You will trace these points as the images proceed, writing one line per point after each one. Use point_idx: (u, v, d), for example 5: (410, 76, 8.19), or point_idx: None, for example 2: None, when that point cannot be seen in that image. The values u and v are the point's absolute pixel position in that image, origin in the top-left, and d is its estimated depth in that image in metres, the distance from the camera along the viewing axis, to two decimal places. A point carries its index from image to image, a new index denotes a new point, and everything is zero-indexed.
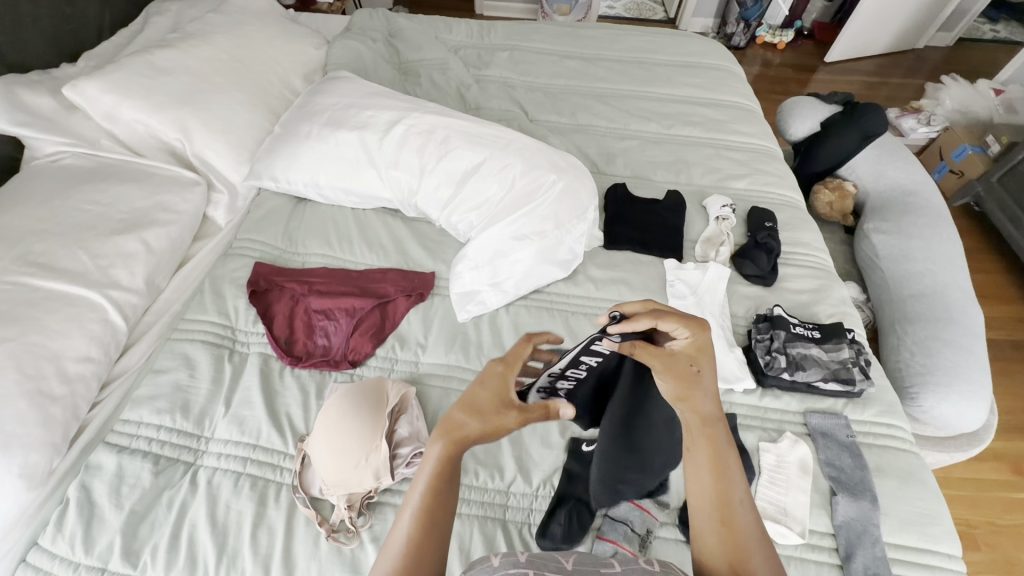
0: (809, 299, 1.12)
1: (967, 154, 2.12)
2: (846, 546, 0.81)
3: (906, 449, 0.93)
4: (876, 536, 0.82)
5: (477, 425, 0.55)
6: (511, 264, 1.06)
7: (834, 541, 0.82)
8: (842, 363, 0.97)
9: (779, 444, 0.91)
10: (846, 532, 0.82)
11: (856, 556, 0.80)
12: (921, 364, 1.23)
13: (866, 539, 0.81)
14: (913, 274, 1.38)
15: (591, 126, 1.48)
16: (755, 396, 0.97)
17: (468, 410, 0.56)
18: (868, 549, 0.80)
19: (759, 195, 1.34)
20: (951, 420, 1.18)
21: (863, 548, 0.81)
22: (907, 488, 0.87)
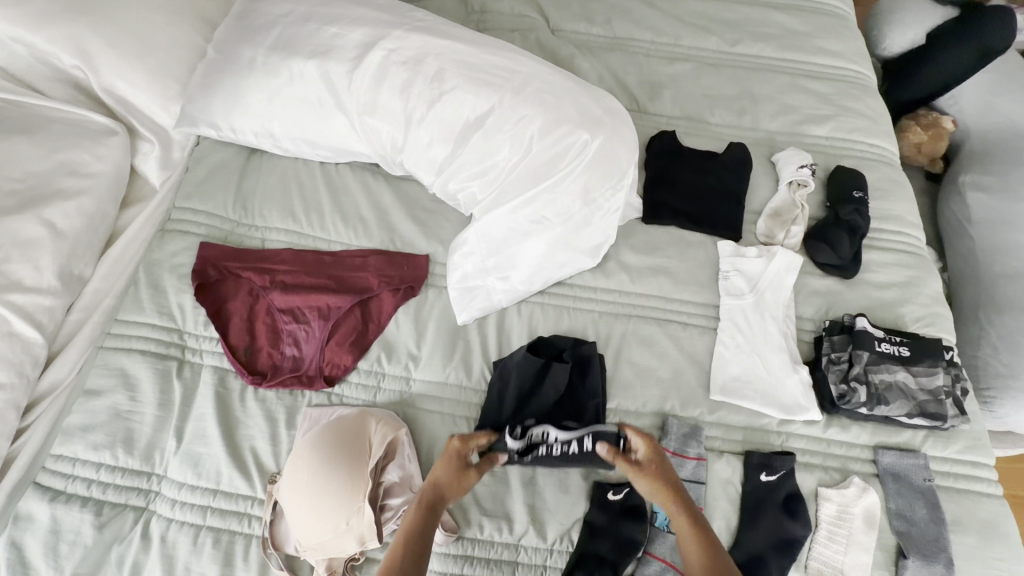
0: (893, 297, 0.90)
1: None
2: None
3: (992, 494, 0.78)
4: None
5: (430, 487, 0.66)
6: (525, 253, 0.83)
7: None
8: (936, 395, 0.78)
9: (844, 491, 0.76)
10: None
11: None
12: (1004, 363, 1.05)
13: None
14: (1014, 249, 1.13)
15: (631, 40, 1.13)
16: (818, 427, 0.80)
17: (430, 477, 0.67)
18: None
19: (843, 146, 1.04)
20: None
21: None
22: (986, 546, 0.75)
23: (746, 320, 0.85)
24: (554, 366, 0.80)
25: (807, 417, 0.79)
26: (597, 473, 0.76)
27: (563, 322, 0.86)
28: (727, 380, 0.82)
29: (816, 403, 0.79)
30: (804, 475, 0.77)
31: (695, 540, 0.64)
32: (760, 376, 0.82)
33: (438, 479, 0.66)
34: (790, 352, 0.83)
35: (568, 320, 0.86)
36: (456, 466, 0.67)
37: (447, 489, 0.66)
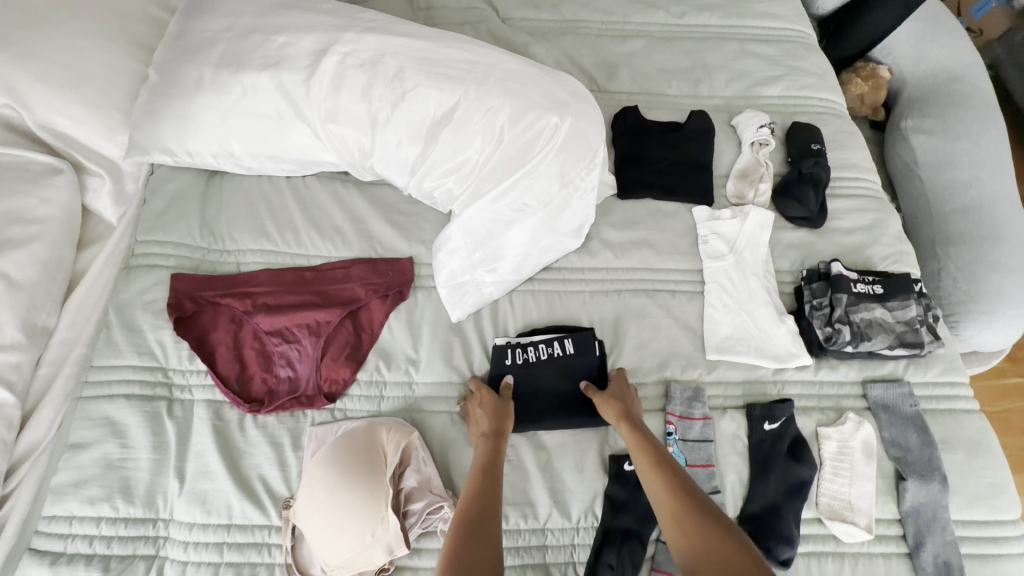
0: (860, 241, 0.95)
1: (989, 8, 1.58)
2: (915, 528, 0.75)
3: (971, 410, 0.84)
4: (946, 512, 0.76)
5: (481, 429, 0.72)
6: (510, 242, 0.83)
7: (901, 524, 0.76)
8: (912, 325, 0.83)
9: (842, 428, 0.80)
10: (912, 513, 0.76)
11: (926, 538, 0.74)
12: (964, 290, 1.12)
13: (938, 518, 0.75)
14: (958, 183, 1.20)
15: (582, 23, 1.14)
16: (810, 371, 0.84)
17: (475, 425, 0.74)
18: (940, 528, 0.75)
19: (795, 104, 1.09)
20: (988, 344, 1.13)
21: (934, 530, 0.75)
22: (973, 459, 0.80)
23: (729, 279, 0.88)
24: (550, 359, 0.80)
25: (797, 363, 0.83)
26: (611, 447, 0.77)
27: (557, 307, 0.86)
28: (720, 340, 0.85)
29: (804, 348, 0.83)
30: (804, 418, 0.81)
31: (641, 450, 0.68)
32: (750, 331, 0.85)
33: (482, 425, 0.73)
34: (774, 303, 0.87)
35: (561, 304, 0.86)
36: (489, 405, 0.74)
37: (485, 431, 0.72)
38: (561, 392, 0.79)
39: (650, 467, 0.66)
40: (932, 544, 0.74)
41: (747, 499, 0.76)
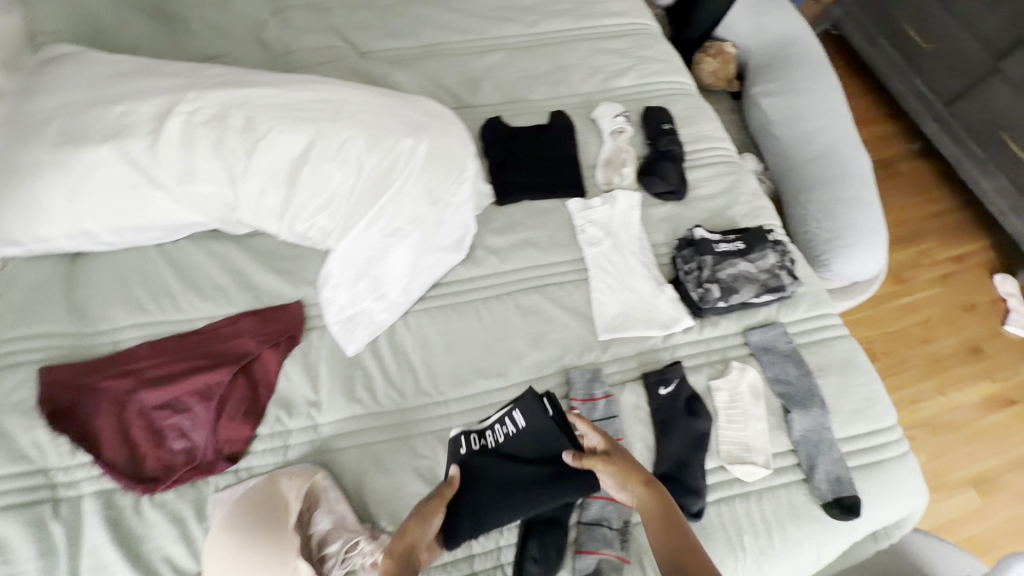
0: (723, 203, 1.03)
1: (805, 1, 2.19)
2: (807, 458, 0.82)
3: (840, 336, 0.93)
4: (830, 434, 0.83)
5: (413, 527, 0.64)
6: (392, 267, 0.84)
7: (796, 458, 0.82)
8: (773, 271, 0.91)
9: (729, 377, 0.86)
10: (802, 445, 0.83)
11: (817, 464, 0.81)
12: (827, 229, 1.23)
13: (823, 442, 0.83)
14: (806, 136, 1.33)
15: (440, 44, 1.17)
16: (695, 331, 0.90)
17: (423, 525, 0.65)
18: (827, 452, 0.82)
19: (649, 89, 1.17)
20: (855, 274, 1.24)
21: (823, 454, 0.82)
22: (847, 379, 0.89)
23: (609, 261, 0.94)
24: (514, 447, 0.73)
25: (683, 326, 0.89)
26: None
27: (451, 320, 0.88)
28: (609, 319, 0.89)
29: (684, 311, 0.90)
30: (695, 376, 0.87)
31: (659, 520, 0.62)
32: (635, 306, 0.90)
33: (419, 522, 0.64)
34: (653, 275, 0.93)
35: (455, 316, 0.88)
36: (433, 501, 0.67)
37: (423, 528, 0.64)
38: (541, 473, 0.72)
39: (675, 541, 0.60)
40: (823, 468, 0.81)
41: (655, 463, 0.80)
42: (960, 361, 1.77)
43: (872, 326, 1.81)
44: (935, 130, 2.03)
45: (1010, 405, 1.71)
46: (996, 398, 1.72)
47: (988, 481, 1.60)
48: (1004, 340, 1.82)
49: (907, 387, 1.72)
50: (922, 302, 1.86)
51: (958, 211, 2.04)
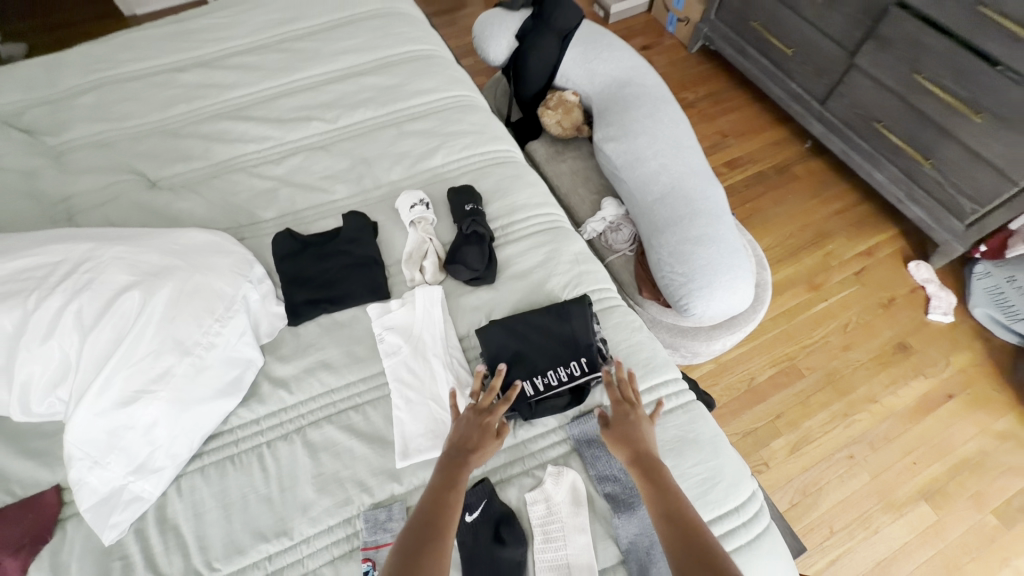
0: (538, 277, 0.96)
1: (675, 24, 2.47)
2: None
3: (672, 408, 0.85)
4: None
5: (471, 439, 0.75)
6: (147, 433, 0.74)
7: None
8: (573, 339, 0.86)
9: (545, 486, 0.76)
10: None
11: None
12: (681, 274, 1.18)
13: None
14: (650, 176, 1.29)
15: (236, 159, 1.12)
16: (508, 434, 0.81)
17: (471, 438, 0.75)
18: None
19: (459, 166, 1.12)
20: (723, 311, 1.19)
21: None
22: (681, 459, 0.79)
23: (411, 369, 0.85)
24: (569, 318, 0.87)
25: (528, 319, 0.88)
26: None
27: (231, 476, 0.78)
28: (410, 442, 0.79)
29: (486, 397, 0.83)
30: (507, 489, 0.77)
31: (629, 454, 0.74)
32: (438, 420, 0.81)
33: (468, 435, 0.75)
34: (460, 377, 0.85)
35: (234, 472, 0.78)
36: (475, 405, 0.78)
37: (467, 445, 0.74)
38: (531, 357, 0.85)
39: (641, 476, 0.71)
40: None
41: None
42: (887, 363, 1.69)
43: (790, 342, 1.72)
44: (821, 129, 2.01)
45: (946, 401, 1.62)
46: (931, 396, 1.63)
47: (938, 492, 1.48)
48: (931, 331, 1.74)
49: (838, 402, 1.62)
50: (837, 307, 1.79)
51: (860, 205, 2.01)
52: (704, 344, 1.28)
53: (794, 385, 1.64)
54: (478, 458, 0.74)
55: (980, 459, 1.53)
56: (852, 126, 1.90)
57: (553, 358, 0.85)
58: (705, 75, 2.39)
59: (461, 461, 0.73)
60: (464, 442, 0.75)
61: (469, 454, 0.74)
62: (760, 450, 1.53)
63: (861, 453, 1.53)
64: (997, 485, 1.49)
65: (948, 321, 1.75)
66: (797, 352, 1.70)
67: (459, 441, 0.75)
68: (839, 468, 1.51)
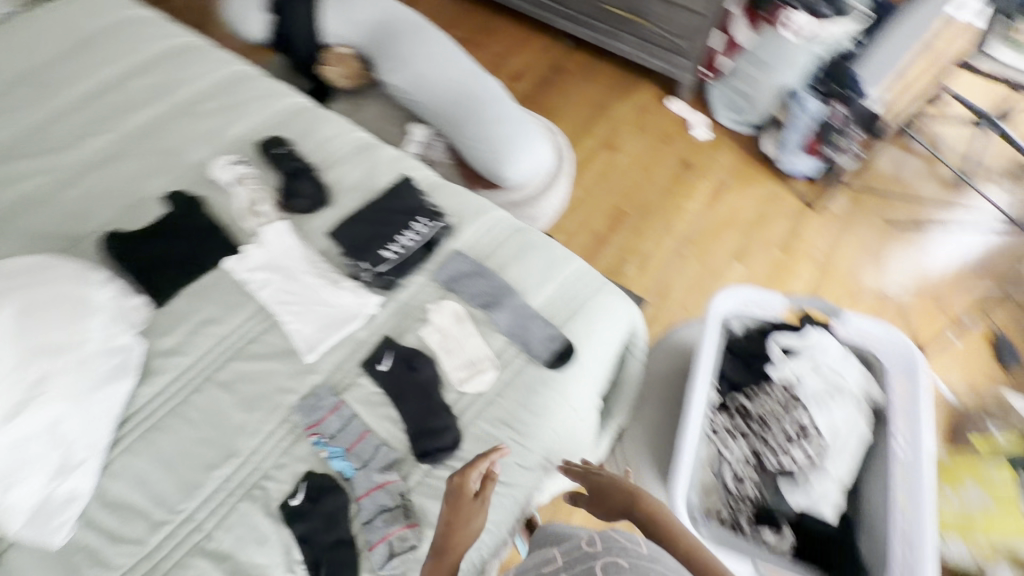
0: (368, 184, 1.10)
1: None
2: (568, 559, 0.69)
3: (508, 231, 1.07)
4: (639, 568, 0.63)
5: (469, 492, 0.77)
6: (52, 436, 0.76)
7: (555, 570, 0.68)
8: (409, 208, 1.04)
9: (433, 320, 0.94)
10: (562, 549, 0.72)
11: (586, 547, 0.68)
12: (489, 151, 1.43)
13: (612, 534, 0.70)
14: (436, 88, 1.48)
15: (22, 196, 1.07)
16: (392, 301, 0.97)
17: (466, 492, 0.77)
18: (605, 557, 0.65)
19: (261, 127, 1.19)
20: (532, 167, 1.48)
21: (591, 552, 0.66)
22: (525, 260, 1.02)
23: (287, 290, 0.96)
24: (399, 198, 1.06)
25: (369, 211, 1.04)
26: (277, 497, 0.80)
27: (160, 440, 0.83)
28: (311, 339, 0.91)
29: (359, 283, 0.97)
30: (406, 336, 0.93)
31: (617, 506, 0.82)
32: (327, 315, 0.93)
33: (464, 488, 0.76)
34: (332, 278, 0.98)
35: (161, 436, 0.83)
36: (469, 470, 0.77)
37: (463, 493, 0.77)
38: (381, 232, 1.01)
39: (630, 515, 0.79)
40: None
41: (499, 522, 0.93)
42: (680, 181, 2.13)
43: (611, 194, 2.09)
44: (567, 23, 2.32)
45: (725, 189, 2.11)
46: (715, 190, 2.11)
47: (741, 252, 1.96)
48: (700, 146, 2.22)
49: (657, 221, 2.03)
50: (633, 156, 2.19)
51: (622, 74, 2.43)
52: (537, 206, 1.55)
53: (623, 223, 2.03)
54: (479, 505, 0.77)
55: (758, 218, 2.04)
56: (588, 12, 2.25)
57: (399, 226, 1.02)
58: (466, 10, 2.62)
59: (459, 515, 0.75)
60: (460, 498, 0.76)
61: (458, 483, 0.77)
62: (619, 279, 1.89)
63: (685, 250, 1.96)
64: (774, 230, 2.01)
65: (708, 134, 2.24)
66: (618, 199, 2.08)
67: (456, 491, 0.77)
68: (675, 266, 1.92)
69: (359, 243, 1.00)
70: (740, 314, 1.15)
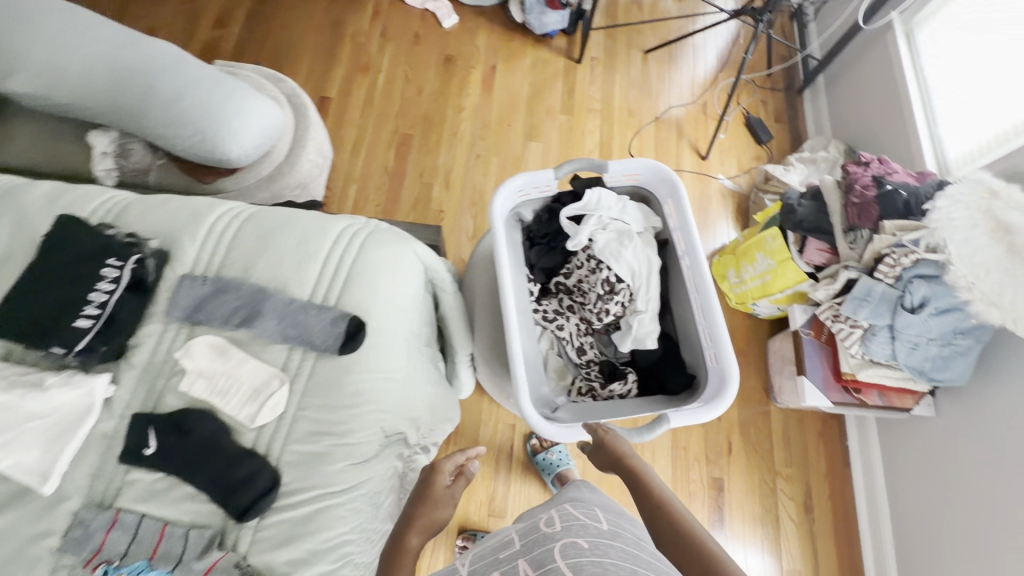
0: (28, 246, 0.84)
1: None
2: (529, 541, 0.79)
3: (237, 227, 0.89)
4: (596, 544, 0.73)
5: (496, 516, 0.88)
6: None
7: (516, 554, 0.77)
8: (92, 253, 0.80)
9: (190, 367, 0.78)
10: (522, 534, 0.82)
11: (547, 529, 0.79)
12: (191, 131, 1.13)
13: (572, 515, 0.82)
14: (76, 77, 1.11)
15: None
16: (130, 370, 0.78)
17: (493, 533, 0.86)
18: (566, 536, 0.75)
19: None
20: (260, 129, 1.21)
21: (553, 534, 0.77)
22: (269, 250, 0.87)
23: None
24: (71, 245, 0.81)
25: (35, 277, 0.79)
26: None
27: None
28: (41, 467, 0.70)
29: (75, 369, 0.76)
30: (166, 399, 0.77)
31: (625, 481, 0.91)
32: (48, 429, 0.72)
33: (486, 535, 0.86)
34: (26, 382, 0.74)
35: None
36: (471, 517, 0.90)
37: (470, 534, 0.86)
38: (66, 298, 0.77)
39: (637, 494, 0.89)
40: (530, 566, 0.73)
41: (436, 488, 1.07)
42: (450, 78, 1.99)
43: (386, 121, 1.90)
44: None
45: (494, 71, 2.02)
46: (486, 75, 2.01)
47: (532, 130, 1.94)
48: (454, 35, 2.07)
49: (444, 131, 1.91)
50: (391, 70, 1.98)
51: None
52: (295, 171, 1.34)
53: (411, 147, 1.87)
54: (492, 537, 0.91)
55: (536, 89, 2.01)
56: None
57: (87, 280, 0.78)
58: None
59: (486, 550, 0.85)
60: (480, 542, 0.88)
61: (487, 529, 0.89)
62: (432, 207, 1.79)
63: (482, 149, 1.89)
64: (553, 96, 2.01)
65: (456, 19, 2.08)
66: (395, 123, 1.91)
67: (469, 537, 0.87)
68: (478, 170, 1.86)
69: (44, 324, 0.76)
70: (525, 202, 1.14)
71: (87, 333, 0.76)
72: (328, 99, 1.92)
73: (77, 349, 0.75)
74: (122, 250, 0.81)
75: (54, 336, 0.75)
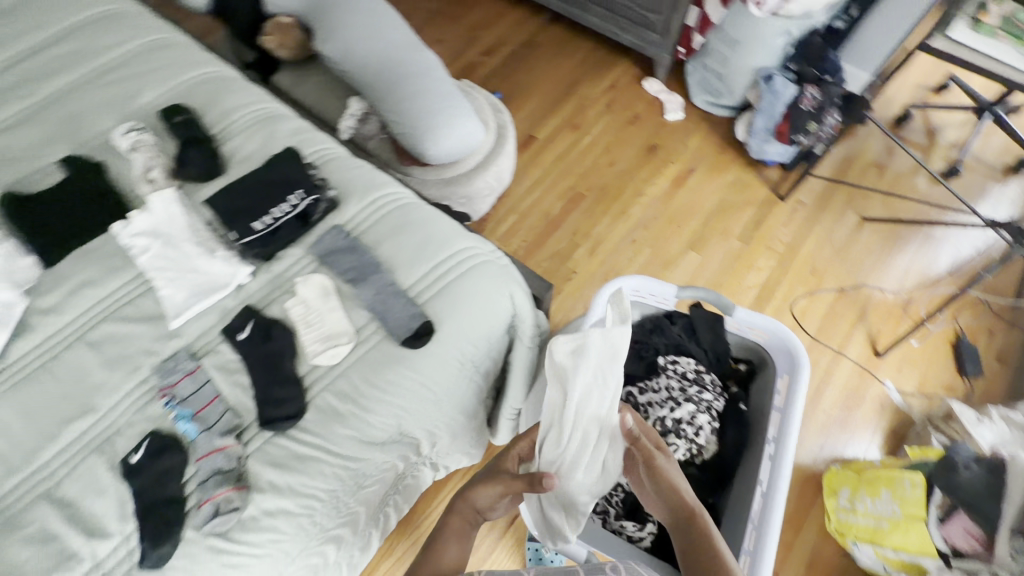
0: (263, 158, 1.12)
1: None
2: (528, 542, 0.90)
3: (391, 209, 1.08)
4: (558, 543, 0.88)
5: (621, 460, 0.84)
6: None
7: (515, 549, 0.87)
8: (289, 182, 1.04)
9: (301, 293, 0.95)
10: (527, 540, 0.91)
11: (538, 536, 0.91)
12: (409, 125, 1.43)
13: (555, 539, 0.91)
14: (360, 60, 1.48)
15: None
16: (264, 273, 0.98)
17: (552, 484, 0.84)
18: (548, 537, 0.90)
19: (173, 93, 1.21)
20: (457, 145, 1.46)
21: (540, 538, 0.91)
22: (401, 237, 1.03)
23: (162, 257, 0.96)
24: (282, 170, 1.06)
25: (252, 181, 1.04)
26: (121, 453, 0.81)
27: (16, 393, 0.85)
28: (178, 306, 0.92)
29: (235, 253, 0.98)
30: (272, 307, 0.95)
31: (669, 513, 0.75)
32: (197, 285, 0.94)
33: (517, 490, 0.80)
34: (206, 245, 0.98)
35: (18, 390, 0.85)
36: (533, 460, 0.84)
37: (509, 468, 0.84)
38: (258, 204, 1.01)
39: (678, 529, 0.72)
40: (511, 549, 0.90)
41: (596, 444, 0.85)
42: (647, 162, 2.06)
43: (572, 174, 2.04)
44: None
45: (691, 173, 2.03)
46: (682, 173, 2.03)
47: (699, 240, 1.89)
48: (672, 128, 2.14)
49: (617, 204, 1.97)
50: (599, 135, 2.13)
51: (594, 50, 2.37)
52: (468, 185, 1.53)
53: (580, 205, 1.97)
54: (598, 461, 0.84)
55: (723, 205, 1.96)
56: None
57: (277, 198, 1.02)
58: None
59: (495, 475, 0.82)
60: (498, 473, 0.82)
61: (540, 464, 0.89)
62: (568, 263, 1.85)
63: (642, 235, 1.90)
64: (738, 218, 1.93)
65: (681, 115, 2.15)
66: (578, 179, 2.03)
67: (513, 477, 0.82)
68: (628, 253, 1.87)
69: (235, 216, 1.01)
70: (639, 302, 1.13)
71: (254, 235, 0.98)
72: (535, 137, 2.13)
73: (243, 242, 0.98)
74: (308, 188, 1.04)
75: (238, 227, 0.99)
